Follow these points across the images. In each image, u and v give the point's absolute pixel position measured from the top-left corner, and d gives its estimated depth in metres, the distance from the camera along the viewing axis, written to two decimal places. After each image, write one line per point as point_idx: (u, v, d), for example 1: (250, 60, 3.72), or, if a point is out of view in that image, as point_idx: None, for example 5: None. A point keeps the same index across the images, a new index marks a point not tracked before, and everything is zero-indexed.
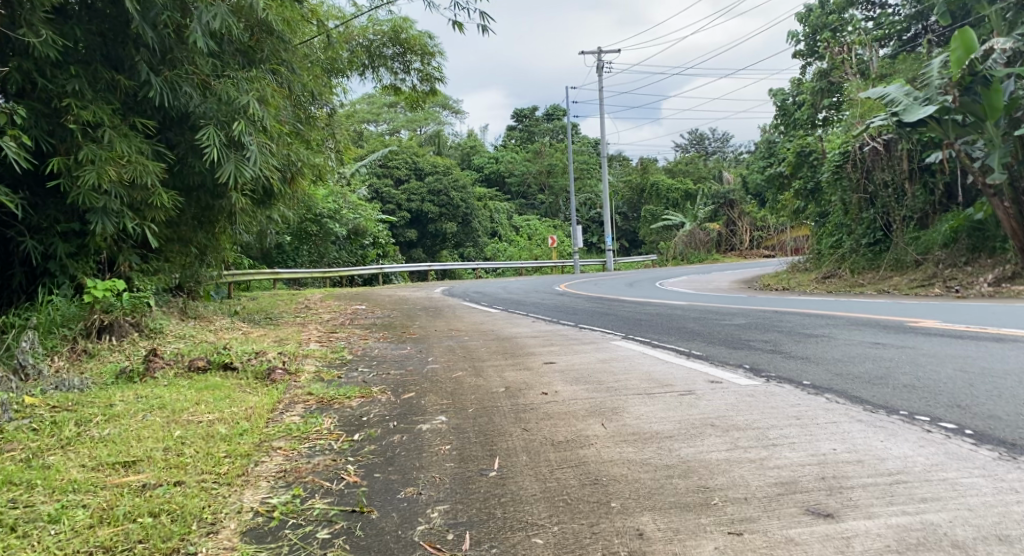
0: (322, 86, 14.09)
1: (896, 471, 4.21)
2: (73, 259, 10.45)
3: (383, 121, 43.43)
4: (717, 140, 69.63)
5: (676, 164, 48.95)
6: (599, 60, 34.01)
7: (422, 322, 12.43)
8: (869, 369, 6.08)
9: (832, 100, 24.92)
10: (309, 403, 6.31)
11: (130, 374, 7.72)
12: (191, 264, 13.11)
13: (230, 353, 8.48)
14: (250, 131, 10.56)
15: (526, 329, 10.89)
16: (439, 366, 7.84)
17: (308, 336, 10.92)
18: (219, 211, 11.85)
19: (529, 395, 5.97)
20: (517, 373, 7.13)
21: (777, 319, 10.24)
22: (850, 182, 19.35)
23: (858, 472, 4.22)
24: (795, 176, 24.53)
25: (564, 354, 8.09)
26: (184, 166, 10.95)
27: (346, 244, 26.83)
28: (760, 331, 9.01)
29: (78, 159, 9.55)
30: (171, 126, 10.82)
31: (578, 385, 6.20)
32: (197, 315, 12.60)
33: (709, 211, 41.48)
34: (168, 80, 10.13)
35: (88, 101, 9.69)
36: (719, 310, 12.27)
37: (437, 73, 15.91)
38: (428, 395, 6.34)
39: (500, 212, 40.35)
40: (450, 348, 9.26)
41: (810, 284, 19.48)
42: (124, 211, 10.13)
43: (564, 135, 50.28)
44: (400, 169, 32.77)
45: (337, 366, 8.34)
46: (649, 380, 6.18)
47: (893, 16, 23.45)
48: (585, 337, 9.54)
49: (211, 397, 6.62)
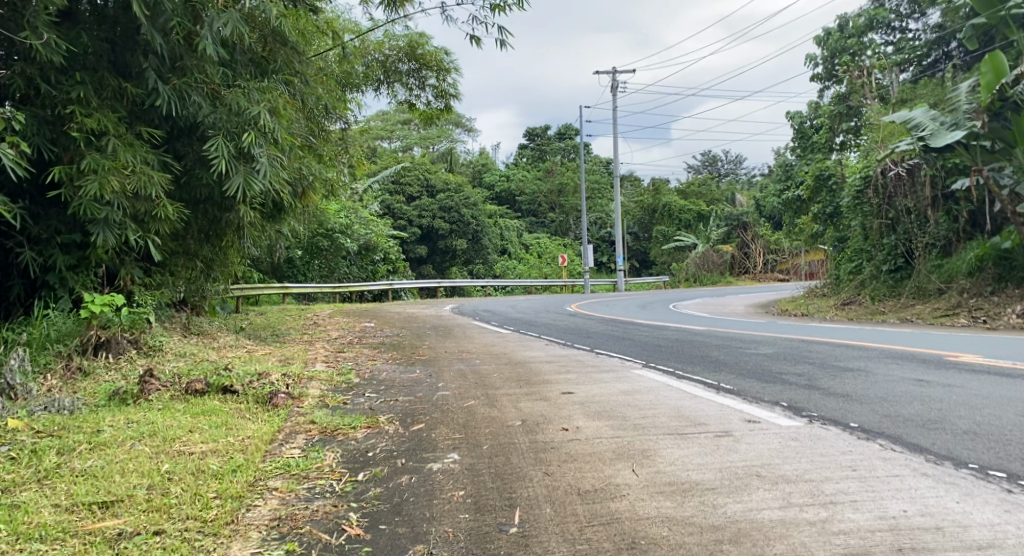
0: (337, 99, 13.72)
1: (984, 545, 3.70)
2: (73, 272, 10.08)
3: (396, 137, 43.23)
4: (729, 161, 68.99)
5: (689, 185, 48.43)
6: (615, 80, 33.69)
7: (431, 342, 11.95)
8: (920, 410, 5.59)
9: (849, 124, 24.54)
10: (311, 433, 5.83)
11: (124, 396, 7.29)
12: (196, 278, 12.71)
13: (230, 374, 8.01)
14: (261, 143, 10.16)
15: (539, 353, 10.42)
16: (450, 394, 7.36)
17: (314, 356, 10.47)
18: (226, 225, 11.43)
19: (549, 430, 5.50)
20: (534, 404, 6.65)
21: (805, 350, 9.75)
22: (869, 207, 18.79)
23: (941, 544, 3.72)
24: (814, 200, 24.02)
25: (583, 383, 7.61)
26: (191, 178, 10.54)
27: (357, 259, 26.37)
28: (790, 363, 8.52)
29: (81, 169, 9.18)
30: (179, 136, 10.44)
31: (602, 421, 5.73)
32: (201, 331, 12.18)
33: (722, 233, 40.98)
34: (177, 89, 9.76)
35: (93, 108, 9.33)
36: (742, 337, 11.77)
37: (452, 90, 15.44)
38: (439, 427, 5.86)
39: (510, 230, 39.90)
40: (461, 373, 8.78)
41: (829, 311, 18.86)
42: (127, 222, 9.73)
43: (576, 153, 49.87)
44: (411, 186, 32.44)
45: (342, 390, 7.86)
46: (680, 418, 5.69)
47: (914, 42, 23.03)
48: (603, 364, 9.06)
49: (208, 424, 6.17)
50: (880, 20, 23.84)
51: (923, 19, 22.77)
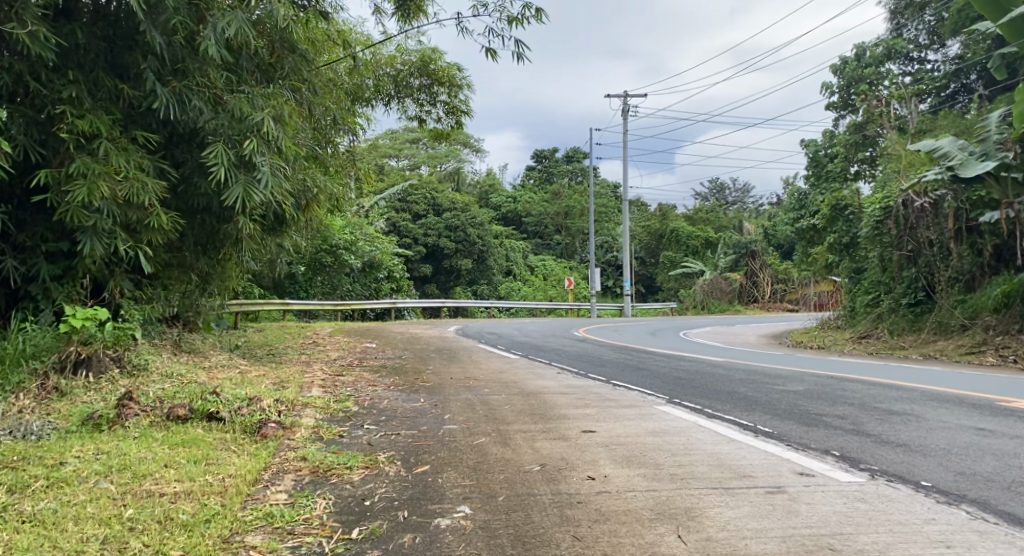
0: (346, 112, 13.11)
1: None
2: (58, 283, 9.42)
3: (404, 156, 42.82)
4: (736, 190, 68.00)
5: (697, 212, 47.75)
6: (625, 104, 33.13)
7: (436, 367, 11.27)
8: (997, 468, 4.94)
9: (865, 154, 23.88)
10: (300, 473, 5.14)
11: (98, 421, 6.61)
12: (191, 292, 12.03)
13: (218, 399, 7.32)
14: (264, 152, 9.54)
15: (551, 382, 9.74)
16: (457, 427, 6.69)
17: (312, 379, 9.77)
18: (225, 238, 10.77)
19: (573, 479, 4.83)
20: (552, 444, 5.97)
21: (838, 388, 9.05)
22: (889, 238, 17.97)
23: None
24: (829, 230, 23.17)
25: (604, 420, 6.92)
26: (189, 186, 9.88)
27: (361, 276, 25.75)
28: (828, 402, 7.84)
29: (69, 173, 8.55)
30: (178, 143, 9.81)
31: (634, 469, 5.05)
32: (192, 348, 11.49)
33: (731, 261, 40.38)
34: (177, 92, 9.15)
35: (86, 109, 8.71)
36: (766, 371, 11.07)
37: (464, 106, 14.84)
38: (446, 470, 5.18)
39: (516, 251, 39.27)
40: (468, 402, 8.10)
41: (845, 345, 18.06)
42: (117, 231, 9.09)
43: (583, 177, 49.31)
44: (418, 204, 31.87)
45: (339, 420, 7.17)
46: (722, 468, 5.03)
47: (933, 72, 22.49)
48: (622, 397, 8.37)
49: (186, 458, 5.49)
50: (898, 50, 23.26)
51: (942, 50, 22.24)
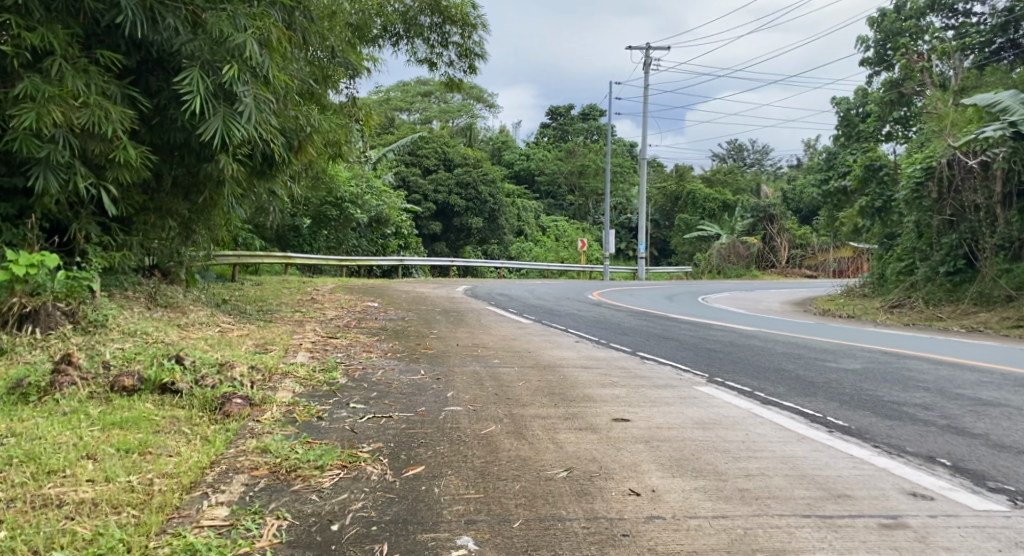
0: (348, 47, 11.72)
1: None
2: (14, 225, 8.30)
3: (416, 110, 41.44)
4: (756, 153, 65.96)
5: (716, 173, 46.06)
6: (646, 58, 31.48)
7: (440, 331, 10.05)
8: None
9: (899, 113, 22.04)
10: (255, 474, 4.03)
11: (26, 391, 5.52)
12: (173, 240, 10.83)
13: (179, 362, 6.21)
14: (247, 80, 8.30)
15: (571, 353, 8.55)
16: (462, 410, 5.51)
17: (299, 341, 8.63)
18: (207, 180, 9.54)
19: (612, 495, 3.77)
20: (578, 437, 4.78)
21: (902, 367, 7.79)
22: (930, 202, 16.36)
23: None
24: (861, 194, 21.46)
25: (638, 406, 5.71)
26: (165, 119, 8.65)
27: (367, 232, 24.53)
28: (900, 386, 6.61)
29: (16, 95, 7.36)
30: (151, 69, 8.55)
31: (690, 480, 3.93)
32: (170, 301, 10.30)
33: (748, 225, 38.33)
34: (147, 6, 7.85)
35: (37, 22, 7.46)
36: (811, 344, 9.80)
37: (478, 49, 13.47)
38: (447, 474, 4.06)
39: (528, 211, 37.93)
40: (476, 376, 6.91)
41: (876, 314, 16.49)
42: (76, 165, 7.92)
43: (599, 136, 47.60)
44: (428, 159, 30.47)
45: (320, 397, 5.97)
46: (809, 482, 3.90)
47: (978, 26, 20.76)
48: (653, 375, 7.14)
49: (114, 446, 4.39)
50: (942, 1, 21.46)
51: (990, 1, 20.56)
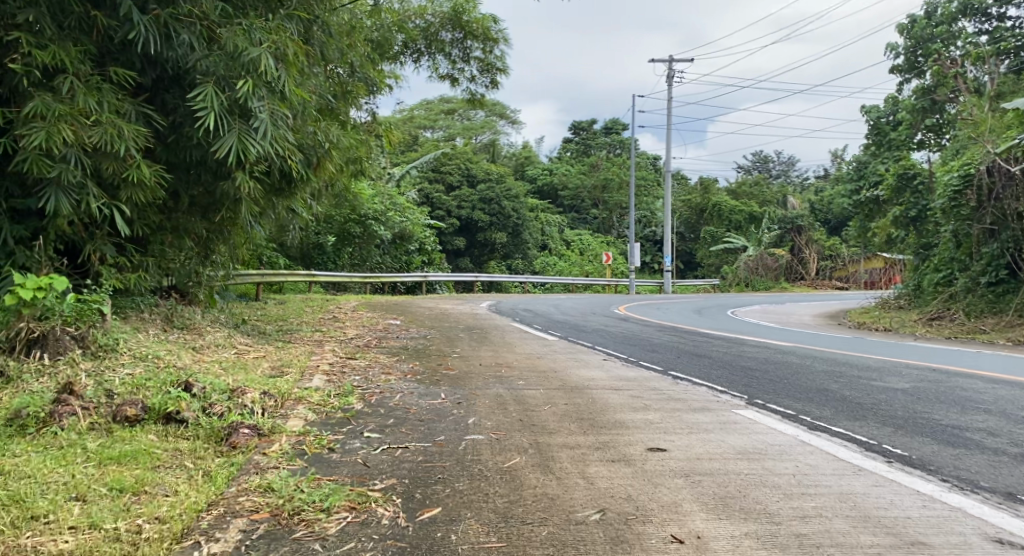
0: (367, 62, 11.43)
1: None
2: (26, 247, 8.01)
3: (439, 127, 41.24)
4: (781, 164, 65.14)
5: (741, 185, 45.44)
6: (670, 69, 31.06)
7: (463, 350, 9.67)
8: None
9: (932, 121, 21.14)
10: (253, 520, 3.72)
11: (24, 423, 5.19)
12: (191, 260, 10.53)
13: (185, 389, 5.86)
14: (263, 96, 7.98)
15: (599, 373, 8.09)
16: (484, 439, 5.14)
17: (317, 363, 8.29)
18: (224, 198, 9.22)
19: (653, 544, 3.47)
20: (611, 470, 4.39)
21: (954, 386, 7.29)
22: (969, 211, 15.72)
23: None
24: (894, 203, 20.79)
25: (674, 433, 5.30)
26: (180, 136, 8.36)
27: (391, 248, 24.25)
28: (957, 408, 6.14)
29: (26, 114, 7.09)
30: (167, 86, 8.28)
31: (740, 525, 3.61)
32: (187, 323, 9.99)
33: (776, 236, 37.71)
34: (161, 22, 7.61)
35: (49, 39, 7.21)
36: (853, 362, 9.29)
37: (500, 63, 13.15)
38: (466, 519, 3.72)
39: (551, 225, 37.53)
40: (500, 400, 6.53)
41: (914, 327, 15.86)
42: (88, 185, 7.63)
43: (623, 149, 47.13)
44: (452, 175, 30.19)
45: (334, 425, 5.60)
46: (875, 528, 3.60)
47: (1013, 31, 20.14)
48: (689, 397, 6.72)
49: (107, 485, 4.05)
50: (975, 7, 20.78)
51: None
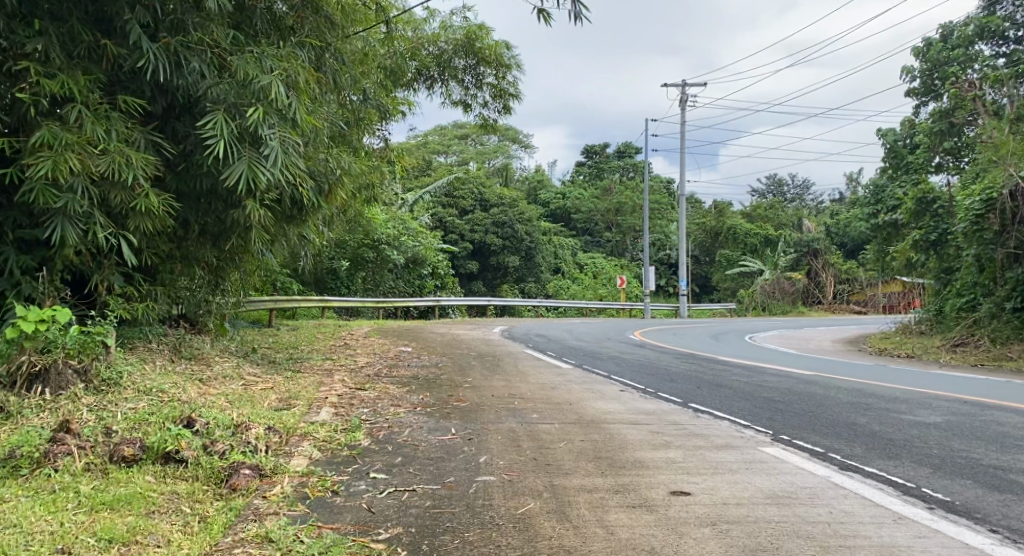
0: (379, 90, 11.26)
1: None
2: (32, 277, 7.82)
3: (452, 152, 41.16)
4: (796, 187, 64.70)
5: (756, 208, 45.09)
6: (684, 93, 30.89)
7: (475, 380, 9.41)
8: None
9: (950, 144, 20.67)
10: None
11: (17, 464, 4.98)
12: (200, 288, 10.33)
13: (185, 426, 5.63)
14: (274, 123, 7.80)
15: (616, 405, 7.82)
16: (496, 480, 4.88)
17: (325, 395, 8.05)
18: (234, 226, 9.02)
19: None
20: (632, 517, 4.14)
21: (989, 421, 6.97)
22: (992, 235, 15.30)
23: None
24: (913, 226, 20.38)
25: (697, 473, 5.04)
26: (190, 164, 8.19)
27: (403, 273, 24.05)
28: (995, 445, 5.85)
29: (33, 144, 6.94)
30: (178, 114, 8.14)
31: None
32: (195, 353, 9.78)
33: (792, 260, 37.35)
34: (171, 50, 7.48)
35: (58, 68, 7.09)
36: (880, 393, 8.94)
37: (513, 89, 12.98)
38: None
39: (565, 249, 37.29)
40: (513, 435, 6.28)
41: (938, 354, 15.46)
42: (95, 215, 7.45)
43: (636, 173, 46.90)
44: (465, 199, 30.04)
45: (339, 464, 5.36)
46: None
47: None
48: (711, 432, 6.44)
49: (97, 536, 3.88)
50: (992, 29, 20.32)
51: None
